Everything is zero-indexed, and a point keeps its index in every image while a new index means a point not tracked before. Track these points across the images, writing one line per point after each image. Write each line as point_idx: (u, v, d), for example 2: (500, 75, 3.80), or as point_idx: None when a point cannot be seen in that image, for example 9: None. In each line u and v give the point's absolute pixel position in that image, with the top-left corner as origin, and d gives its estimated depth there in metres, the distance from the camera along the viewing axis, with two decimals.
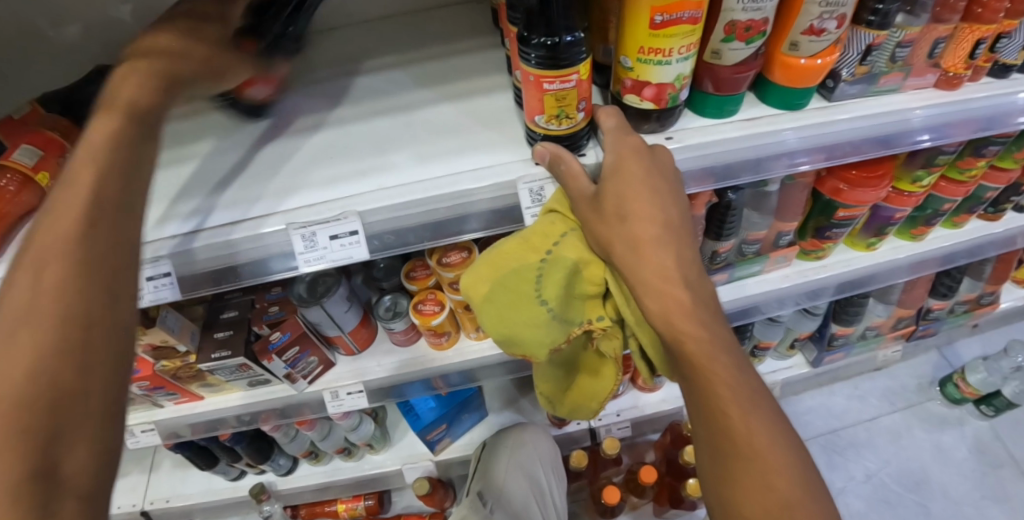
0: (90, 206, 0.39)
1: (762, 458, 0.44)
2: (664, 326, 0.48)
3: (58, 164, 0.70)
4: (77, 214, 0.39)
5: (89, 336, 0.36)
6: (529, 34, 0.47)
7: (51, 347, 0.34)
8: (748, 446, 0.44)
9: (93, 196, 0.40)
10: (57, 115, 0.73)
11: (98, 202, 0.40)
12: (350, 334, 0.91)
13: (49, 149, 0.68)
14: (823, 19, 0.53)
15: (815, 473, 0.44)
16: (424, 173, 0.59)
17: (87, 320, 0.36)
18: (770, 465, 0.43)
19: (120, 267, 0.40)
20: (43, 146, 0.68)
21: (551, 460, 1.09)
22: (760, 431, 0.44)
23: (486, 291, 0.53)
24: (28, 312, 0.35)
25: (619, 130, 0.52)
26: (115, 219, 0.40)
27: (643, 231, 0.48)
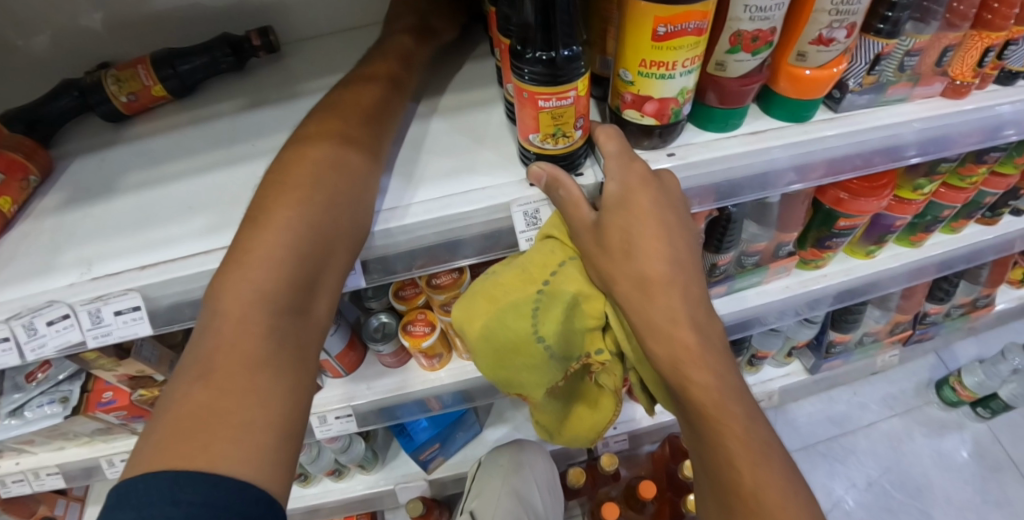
0: (346, 169, 0.49)
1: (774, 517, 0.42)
2: (672, 372, 0.45)
3: (22, 189, 0.66)
4: (337, 193, 0.47)
5: (326, 272, 0.46)
6: (523, 48, 0.44)
7: (308, 272, 0.44)
8: (758, 504, 0.42)
9: (344, 182, 0.48)
10: (19, 135, 0.69)
11: (354, 163, 0.50)
12: (336, 357, 0.86)
13: (13, 173, 0.65)
14: (832, 28, 0.50)
15: None
16: (412, 195, 0.55)
17: (329, 262, 0.46)
18: None
19: (358, 223, 0.49)
20: (6, 170, 0.64)
21: (546, 479, 1.06)
22: (771, 486, 0.43)
23: (481, 327, 0.50)
24: (296, 258, 0.43)
25: (621, 155, 0.47)
26: (362, 185, 0.50)
27: (652, 271, 0.45)
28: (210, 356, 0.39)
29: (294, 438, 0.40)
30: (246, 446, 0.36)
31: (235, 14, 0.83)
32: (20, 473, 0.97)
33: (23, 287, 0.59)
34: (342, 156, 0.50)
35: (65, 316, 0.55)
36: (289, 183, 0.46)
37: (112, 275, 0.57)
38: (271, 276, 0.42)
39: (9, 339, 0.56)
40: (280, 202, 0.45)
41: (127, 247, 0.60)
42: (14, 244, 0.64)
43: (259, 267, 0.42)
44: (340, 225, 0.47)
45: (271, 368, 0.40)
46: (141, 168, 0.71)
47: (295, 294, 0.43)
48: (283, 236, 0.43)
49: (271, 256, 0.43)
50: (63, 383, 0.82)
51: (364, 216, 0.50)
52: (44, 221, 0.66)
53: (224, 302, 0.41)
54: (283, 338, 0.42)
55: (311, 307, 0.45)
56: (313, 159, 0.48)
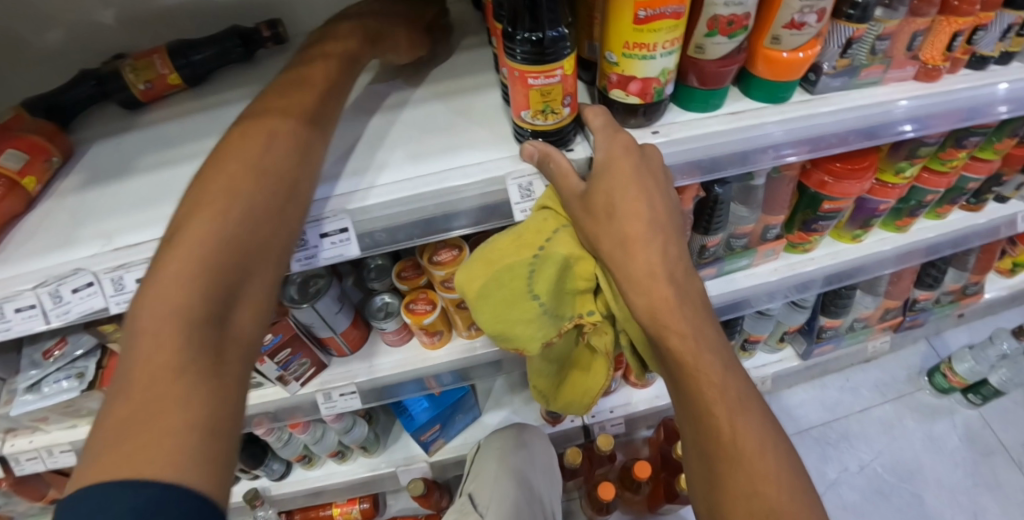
0: (263, 183, 0.49)
1: (749, 459, 0.45)
2: (652, 325, 0.48)
3: (45, 169, 0.71)
4: (254, 204, 0.47)
5: (245, 285, 0.46)
6: (515, 30, 0.48)
7: (225, 285, 0.44)
8: (734, 446, 0.46)
9: (262, 195, 0.49)
10: (41, 120, 0.73)
11: (269, 178, 0.50)
12: (341, 334, 0.91)
13: (36, 154, 0.69)
14: (804, 12, 0.54)
15: (798, 472, 0.46)
16: (412, 170, 0.59)
17: (249, 273, 0.46)
18: (753, 463, 0.45)
19: (277, 236, 0.49)
20: (29, 151, 0.69)
21: (544, 459, 1.10)
22: (745, 429, 0.46)
23: (479, 289, 0.53)
24: (208, 270, 0.43)
25: (607, 127, 0.51)
26: (282, 199, 0.50)
27: (632, 230, 0.48)
28: (129, 373, 0.38)
29: (229, 440, 0.38)
30: (173, 449, 0.34)
31: (244, 9, 0.87)
32: (34, 450, 1.01)
33: (49, 258, 0.63)
34: (260, 172, 0.49)
35: (89, 283, 0.60)
36: (203, 203, 0.46)
37: (131, 245, 0.62)
38: (182, 290, 0.41)
39: (35, 306, 0.61)
40: (194, 222, 0.45)
41: (145, 221, 0.64)
42: (38, 221, 0.68)
43: (180, 269, 0.42)
44: (257, 239, 0.47)
45: (193, 372, 0.38)
46: (155, 152, 0.75)
47: (218, 295, 0.43)
48: (195, 251, 0.43)
49: (183, 270, 0.42)
50: (80, 359, 0.85)
51: (285, 228, 0.50)
52: (66, 199, 0.71)
53: (142, 306, 0.41)
54: (203, 345, 0.40)
55: (232, 319, 0.44)
56: (228, 178, 0.48)
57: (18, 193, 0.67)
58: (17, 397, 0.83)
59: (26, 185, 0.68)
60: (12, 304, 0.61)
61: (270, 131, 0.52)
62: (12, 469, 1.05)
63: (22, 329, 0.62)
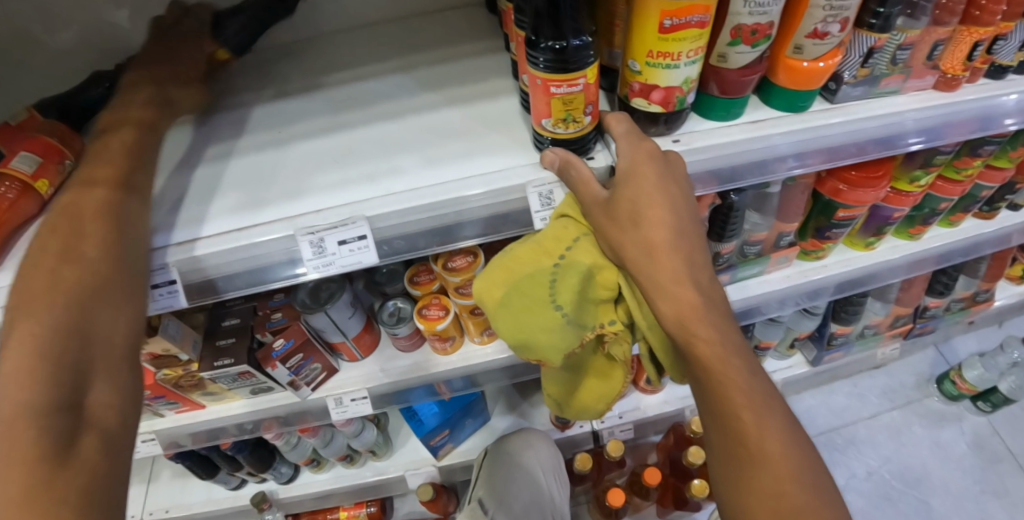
0: (91, 260, 0.46)
1: (776, 463, 0.45)
2: (679, 331, 0.48)
3: (58, 171, 0.69)
4: (81, 282, 0.44)
5: (93, 362, 0.43)
6: (537, 38, 0.47)
7: (67, 368, 0.41)
8: (761, 450, 0.45)
9: (90, 270, 0.45)
10: (54, 121, 0.73)
11: (102, 252, 0.47)
12: (354, 340, 0.92)
13: (50, 156, 0.67)
14: (827, 22, 0.53)
15: (825, 476, 0.46)
16: (430, 177, 0.59)
17: (94, 351, 0.43)
18: (781, 467, 0.45)
19: (122, 308, 0.46)
20: (43, 154, 0.67)
21: (552, 463, 1.08)
22: (772, 433, 0.46)
23: (500, 297, 0.53)
24: (45, 356, 0.40)
25: (631, 136, 0.51)
26: (119, 271, 0.47)
27: (657, 238, 0.47)
28: None
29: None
30: None
31: None
32: None
33: None
34: (85, 247, 0.46)
35: None
36: (25, 292, 0.43)
37: None
38: (19, 382, 0.38)
39: None
40: (18, 315, 0.42)
41: None
42: None
43: (21, 346, 0.40)
44: (94, 315, 0.44)
45: (46, 463, 0.37)
46: None
47: (74, 348, 0.42)
48: (25, 342, 0.40)
49: (18, 362, 0.39)
50: None
51: (133, 298, 0.47)
52: None
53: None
54: (57, 432, 0.38)
55: (88, 395, 0.42)
56: (51, 259, 0.44)
57: (29, 197, 0.64)
58: None
59: (38, 189, 0.65)
60: None
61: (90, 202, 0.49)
62: None
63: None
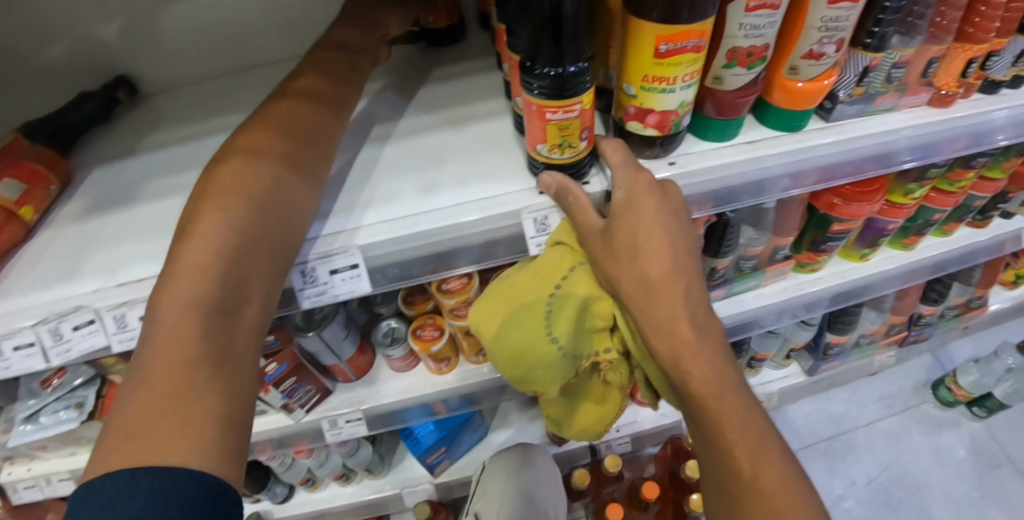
0: (264, 183, 0.50)
1: (770, 503, 0.44)
2: (673, 367, 0.47)
3: (44, 198, 0.69)
4: (258, 201, 0.49)
5: (251, 280, 0.47)
6: (533, 64, 0.46)
7: (234, 279, 0.45)
8: (753, 487, 0.45)
9: (264, 192, 0.49)
10: (41, 146, 0.72)
11: (272, 177, 0.51)
12: (348, 361, 0.90)
13: (35, 183, 0.68)
14: (823, 43, 0.53)
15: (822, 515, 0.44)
16: (424, 204, 0.58)
17: (255, 270, 0.47)
18: (776, 506, 0.43)
19: (281, 235, 0.50)
20: (28, 180, 0.67)
21: (549, 477, 1.09)
22: (766, 470, 0.45)
23: (497, 328, 0.52)
24: (220, 266, 0.45)
25: (627, 165, 0.50)
26: (282, 198, 0.51)
27: (654, 272, 0.46)
28: (151, 362, 0.41)
29: (235, 426, 0.42)
30: (188, 440, 0.37)
31: (246, 30, 0.86)
32: (32, 478, 0.98)
33: (48, 292, 0.61)
34: (254, 169, 0.50)
35: (90, 321, 0.58)
36: (213, 194, 0.48)
37: (137, 280, 0.60)
38: (196, 283, 0.44)
39: (34, 344, 0.58)
40: (204, 212, 0.46)
41: (149, 253, 0.63)
42: (37, 251, 0.66)
43: (200, 249, 0.45)
44: (262, 238, 0.48)
45: (204, 366, 0.42)
46: (160, 178, 0.73)
47: (242, 261, 0.46)
48: (208, 245, 0.45)
49: (198, 263, 0.44)
50: (79, 388, 0.83)
51: (290, 224, 0.52)
52: (67, 227, 0.69)
53: (160, 309, 0.43)
54: (214, 338, 0.43)
55: (243, 308, 0.46)
56: (231, 176, 0.49)
57: (14, 223, 0.65)
58: (14, 428, 0.81)
59: (22, 215, 0.66)
60: (10, 341, 0.58)
61: (267, 135, 0.53)
62: (9, 497, 1.02)
63: (18, 369, 0.59)
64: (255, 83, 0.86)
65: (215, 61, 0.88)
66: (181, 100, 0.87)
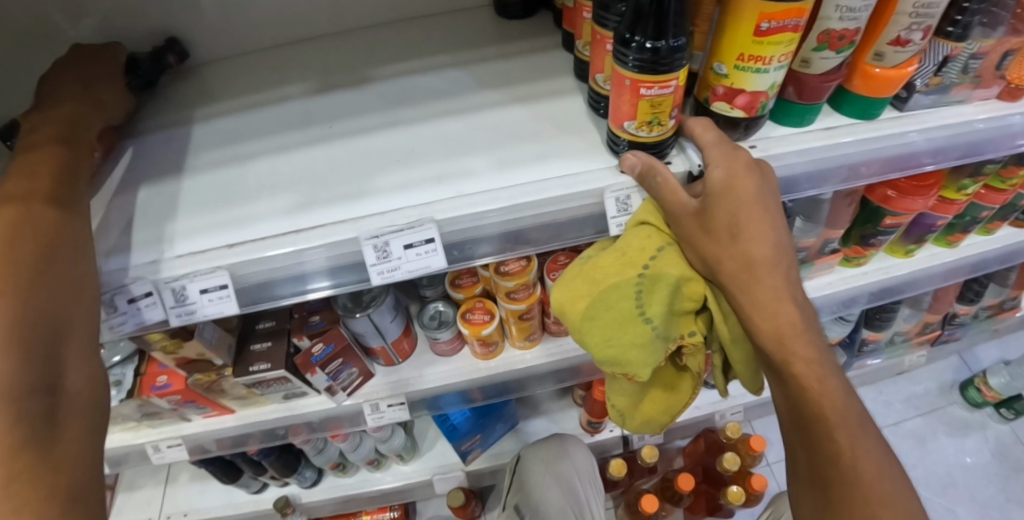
0: (42, 241, 0.44)
1: (867, 483, 0.46)
2: (775, 348, 0.47)
3: None
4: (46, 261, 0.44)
5: (60, 346, 0.42)
6: (631, 36, 0.46)
7: (40, 349, 0.40)
8: (852, 469, 0.46)
9: (44, 250, 0.44)
10: None
11: (50, 231, 0.45)
12: (393, 344, 0.90)
13: None
14: (911, 30, 0.53)
15: (910, 493, 0.47)
16: (503, 179, 0.58)
17: (59, 335, 0.42)
18: (870, 487, 0.46)
19: (79, 290, 0.45)
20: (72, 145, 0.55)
21: (584, 471, 1.06)
22: (864, 453, 0.46)
23: (585, 309, 0.51)
24: (18, 337, 0.39)
25: (722, 145, 0.51)
26: (70, 253, 0.46)
27: (758, 253, 0.46)
28: None
29: (82, 496, 0.39)
30: None
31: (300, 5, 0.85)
32: None
33: None
34: (30, 222, 0.44)
35: (149, 293, 0.57)
36: None
37: (198, 252, 0.58)
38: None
39: None
40: None
41: (208, 225, 0.61)
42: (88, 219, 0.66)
43: None
44: (60, 298, 0.43)
45: (31, 450, 0.37)
46: (211, 149, 0.71)
47: (41, 325, 0.41)
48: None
49: None
50: (117, 366, 0.81)
51: (86, 279, 0.47)
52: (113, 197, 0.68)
53: None
54: (35, 418, 0.38)
55: (61, 377, 0.42)
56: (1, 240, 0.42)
57: None
58: None
59: None
60: None
61: (25, 183, 0.47)
62: None
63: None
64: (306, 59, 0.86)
65: None
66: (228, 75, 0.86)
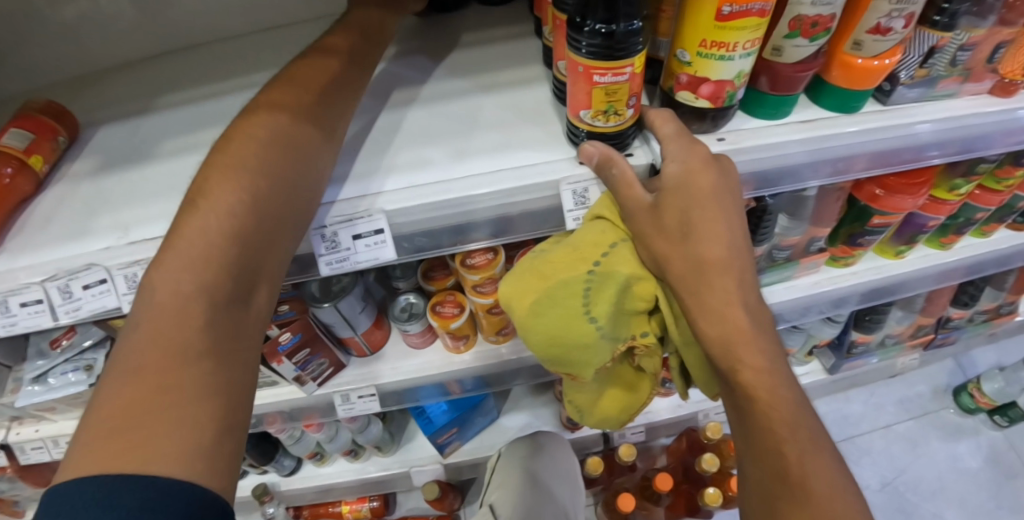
0: (285, 147, 0.47)
1: (821, 507, 0.41)
2: (722, 353, 0.45)
3: (52, 150, 0.67)
4: (285, 167, 0.46)
5: (261, 265, 0.44)
6: (583, 20, 0.43)
7: (246, 261, 0.42)
8: (802, 487, 0.42)
9: (277, 151, 0.46)
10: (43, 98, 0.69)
11: (298, 135, 0.48)
12: (364, 334, 0.89)
13: (43, 133, 0.66)
14: (892, 17, 0.50)
15: None
16: (458, 170, 0.56)
17: (265, 252, 0.44)
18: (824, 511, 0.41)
19: (300, 212, 0.48)
20: (35, 131, 0.65)
21: (566, 469, 1.03)
22: (816, 471, 0.42)
23: (531, 305, 0.49)
24: (229, 241, 0.41)
25: (681, 138, 0.48)
26: (308, 161, 0.48)
27: (709, 254, 0.44)
28: (137, 353, 0.37)
29: (233, 426, 0.38)
30: (175, 443, 0.33)
31: None
32: (39, 440, 0.95)
33: (58, 249, 0.59)
34: (277, 127, 0.47)
35: (102, 281, 0.56)
36: (227, 161, 0.44)
37: (149, 240, 0.58)
38: (207, 263, 0.40)
39: (42, 301, 0.57)
40: (217, 181, 0.43)
41: (158, 214, 0.60)
42: (47, 206, 0.65)
43: (211, 221, 0.41)
44: (281, 214, 0.45)
45: (205, 358, 0.38)
46: (176, 136, 0.69)
47: (257, 236, 0.43)
48: (213, 220, 0.41)
49: (201, 241, 0.41)
50: (88, 351, 0.81)
51: (309, 195, 0.49)
52: (77, 185, 0.67)
53: (154, 290, 0.39)
54: (217, 329, 0.40)
55: (250, 295, 0.43)
56: (248, 138, 0.46)
57: (25, 173, 0.63)
58: (23, 387, 0.80)
59: (33, 165, 0.64)
60: (17, 298, 0.57)
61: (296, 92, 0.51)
62: (16, 460, 1.00)
63: (26, 325, 0.58)
64: (277, 44, 0.83)
65: (235, 19, 0.85)
66: (198, 60, 0.84)
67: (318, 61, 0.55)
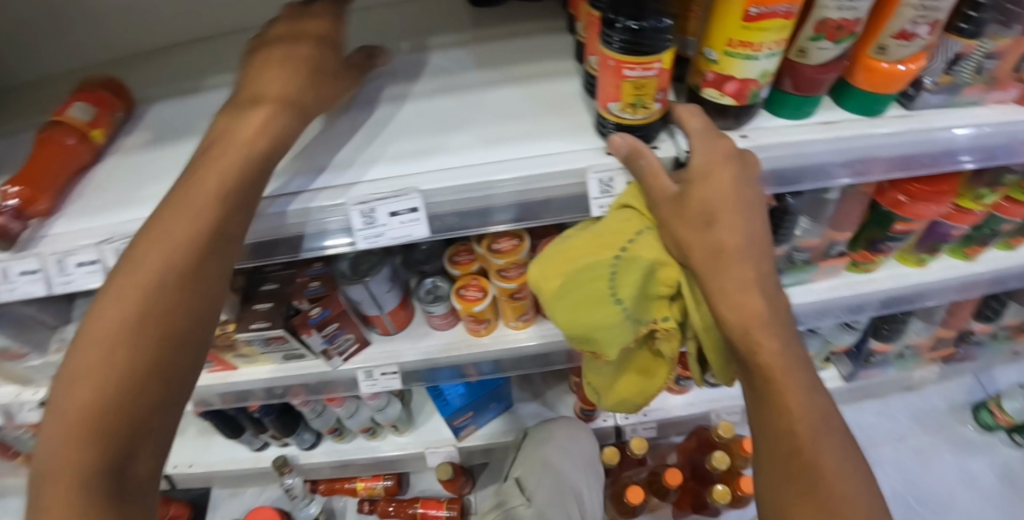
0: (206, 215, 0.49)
1: (831, 481, 0.45)
2: (741, 338, 0.47)
3: (112, 123, 0.73)
4: (201, 237, 0.48)
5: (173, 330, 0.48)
6: (616, 17, 0.46)
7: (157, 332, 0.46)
8: (814, 464, 0.45)
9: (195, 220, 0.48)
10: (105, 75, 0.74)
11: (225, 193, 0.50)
12: (389, 314, 0.92)
13: (103, 108, 0.71)
14: (915, 23, 0.51)
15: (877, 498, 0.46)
16: (488, 155, 0.60)
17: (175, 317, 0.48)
18: (834, 486, 0.45)
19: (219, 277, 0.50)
20: (97, 105, 0.71)
21: (589, 454, 1.05)
22: (826, 448, 0.46)
23: (558, 288, 0.51)
24: (137, 316, 0.46)
25: (706, 133, 0.50)
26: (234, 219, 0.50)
27: (729, 243, 0.47)
28: (57, 419, 0.43)
29: (133, 477, 0.45)
30: (75, 502, 0.40)
31: None
32: None
33: (113, 215, 0.65)
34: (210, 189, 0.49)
35: None
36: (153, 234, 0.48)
37: None
38: (114, 340, 0.45)
39: (97, 261, 0.61)
40: (139, 255, 0.47)
41: None
42: (107, 174, 0.70)
43: (123, 300, 0.46)
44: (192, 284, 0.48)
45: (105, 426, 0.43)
46: None
47: (164, 309, 0.47)
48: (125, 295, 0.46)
49: (114, 317, 0.45)
50: None
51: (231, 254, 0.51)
52: (134, 155, 0.72)
53: (74, 359, 0.45)
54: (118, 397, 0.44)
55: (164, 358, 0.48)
56: (175, 209, 0.49)
57: (84, 144, 0.68)
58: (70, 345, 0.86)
59: (93, 138, 0.69)
60: (74, 258, 0.61)
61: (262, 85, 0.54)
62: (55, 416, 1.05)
63: (82, 284, 0.61)
64: None
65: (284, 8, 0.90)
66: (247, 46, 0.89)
67: (286, 48, 0.56)
